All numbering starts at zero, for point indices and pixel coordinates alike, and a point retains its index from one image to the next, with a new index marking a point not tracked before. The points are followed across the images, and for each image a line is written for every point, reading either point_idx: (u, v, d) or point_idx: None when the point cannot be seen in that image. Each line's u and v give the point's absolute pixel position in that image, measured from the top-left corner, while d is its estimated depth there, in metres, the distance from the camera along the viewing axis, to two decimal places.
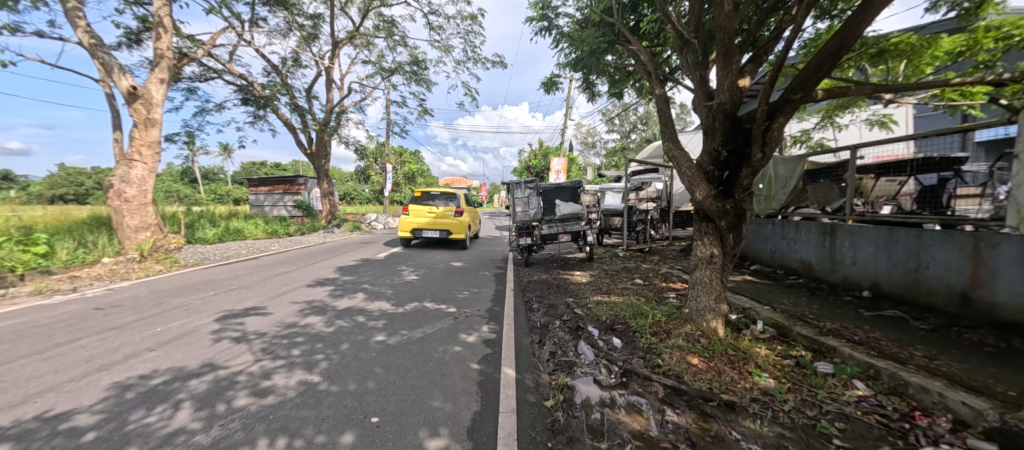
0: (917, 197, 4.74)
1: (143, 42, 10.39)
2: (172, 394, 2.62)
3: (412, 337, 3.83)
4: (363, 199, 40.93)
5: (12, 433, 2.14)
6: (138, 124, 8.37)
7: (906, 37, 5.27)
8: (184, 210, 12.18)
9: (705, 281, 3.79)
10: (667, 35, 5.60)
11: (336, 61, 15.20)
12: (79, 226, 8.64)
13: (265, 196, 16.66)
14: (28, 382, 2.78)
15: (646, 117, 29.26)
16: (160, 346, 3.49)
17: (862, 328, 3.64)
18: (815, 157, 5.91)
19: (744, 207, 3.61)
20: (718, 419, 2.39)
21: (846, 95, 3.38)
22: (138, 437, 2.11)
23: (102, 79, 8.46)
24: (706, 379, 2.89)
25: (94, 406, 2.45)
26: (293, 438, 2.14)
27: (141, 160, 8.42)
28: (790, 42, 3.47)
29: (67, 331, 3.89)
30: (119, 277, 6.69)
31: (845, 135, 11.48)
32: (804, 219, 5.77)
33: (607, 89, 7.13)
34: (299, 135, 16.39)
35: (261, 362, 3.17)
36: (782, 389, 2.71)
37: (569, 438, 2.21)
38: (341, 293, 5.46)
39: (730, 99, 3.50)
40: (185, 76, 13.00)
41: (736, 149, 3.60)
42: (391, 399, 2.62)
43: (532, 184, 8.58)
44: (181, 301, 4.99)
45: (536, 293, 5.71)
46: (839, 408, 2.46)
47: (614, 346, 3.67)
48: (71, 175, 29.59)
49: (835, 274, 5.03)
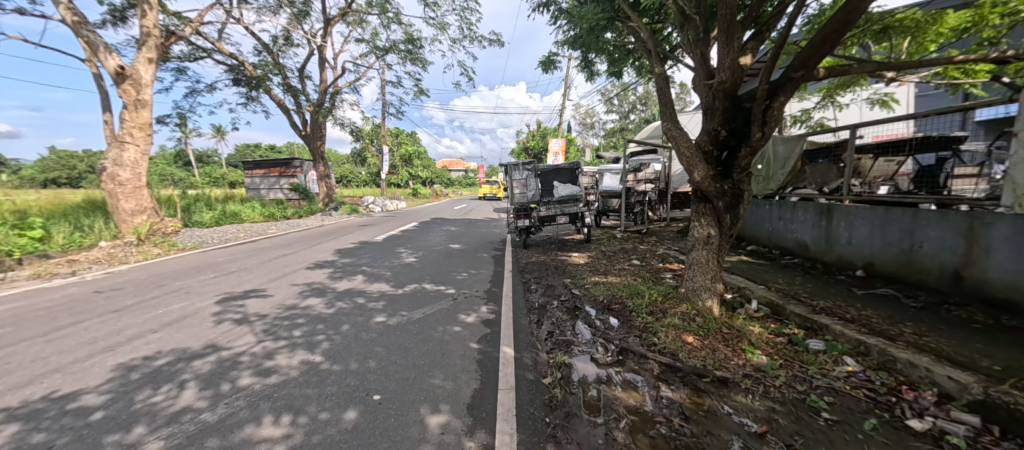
0: (914, 177, 4.69)
1: (128, 19, 10.03)
2: (177, 374, 2.66)
3: (412, 318, 3.88)
4: (360, 182, 40.61)
5: (22, 413, 2.19)
6: (127, 105, 8.15)
7: (911, 13, 5.13)
8: (179, 194, 12.08)
9: (701, 262, 3.83)
10: (668, 11, 5.45)
11: (329, 39, 14.73)
12: (74, 209, 8.57)
13: (260, 179, 16.44)
14: (32, 364, 2.81)
15: (646, 97, 28.91)
16: (163, 328, 3.54)
17: (855, 306, 3.70)
18: (814, 137, 5.90)
19: (742, 187, 3.59)
20: (711, 395, 2.46)
21: (847, 73, 3.32)
22: (146, 415, 2.16)
23: (89, 59, 8.21)
24: (701, 356, 2.96)
25: (101, 386, 2.49)
26: (298, 415, 2.20)
27: (134, 142, 8.29)
28: (794, 18, 3.37)
29: (69, 314, 3.93)
30: (118, 261, 6.69)
31: (846, 114, 11.41)
32: (802, 199, 5.78)
33: (607, 68, 6.97)
34: (293, 116, 16.06)
35: (263, 343, 3.22)
36: (775, 365, 2.78)
37: (566, 413, 2.28)
38: (341, 276, 5.49)
39: (730, 77, 3.41)
40: (173, 55, 12.62)
41: (735, 129, 3.61)
42: (392, 378, 2.67)
43: (530, 164, 8.45)
44: (180, 284, 5.03)
45: (535, 274, 5.76)
46: (829, 383, 2.53)
47: (610, 326, 3.74)
48: (63, 158, 28.95)
49: (829, 253, 5.09)
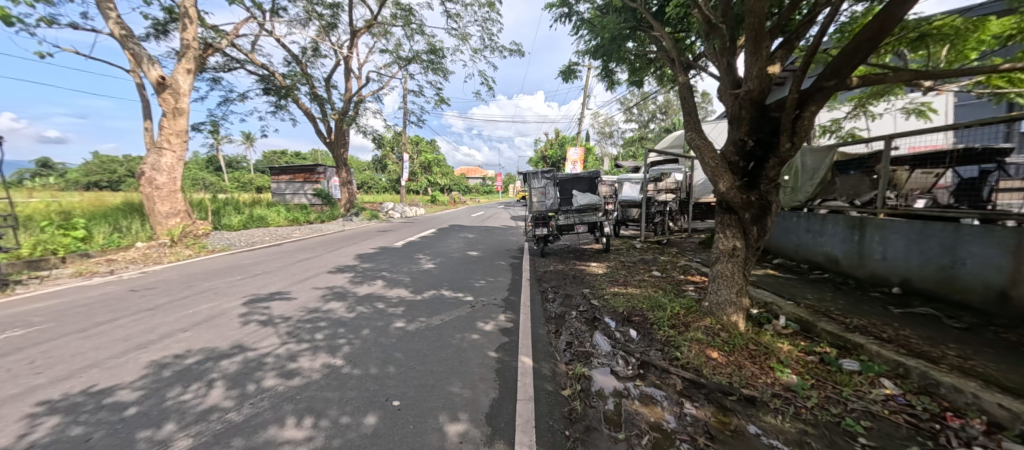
0: (953, 190, 4.43)
1: (169, 33, 10.62)
2: (205, 373, 2.74)
3: (430, 324, 3.89)
4: (380, 188, 41.59)
5: (62, 406, 2.29)
6: (167, 113, 8.59)
7: (950, 19, 4.90)
8: (210, 198, 12.59)
9: (726, 275, 3.72)
10: (692, 21, 5.39)
11: (354, 49, 15.19)
12: (113, 211, 9.05)
13: (286, 185, 17.05)
14: (72, 358, 2.94)
15: (666, 106, 28.62)
16: (192, 327, 3.64)
17: (892, 325, 3.52)
18: (845, 148, 5.66)
19: (769, 198, 3.46)
20: (738, 414, 2.37)
21: (881, 82, 3.22)
22: (175, 413, 2.23)
23: (133, 70, 8.71)
24: (726, 373, 2.86)
25: (135, 382, 2.59)
26: (319, 418, 2.23)
27: (170, 148, 8.68)
28: (825, 27, 3.26)
29: (106, 311, 4.11)
30: (153, 261, 6.99)
31: (878, 124, 10.96)
32: (831, 212, 5.54)
33: (627, 77, 6.92)
34: (319, 124, 16.56)
35: (286, 345, 3.28)
36: (806, 385, 2.66)
37: (586, 427, 2.23)
38: (362, 280, 5.58)
39: (758, 86, 3.33)
40: (210, 66, 13.28)
41: (762, 138, 3.51)
42: (411, 384, 2.68)
43: (550, 173, 8.22)
44: (209, 285, 5.20)
45: (552, 284, 5.71)
46: (865, 406, 2.40)
47: (630, 338, 3.66)
48: (105, 162, 30.54)
49: (862, 269, 4.87)
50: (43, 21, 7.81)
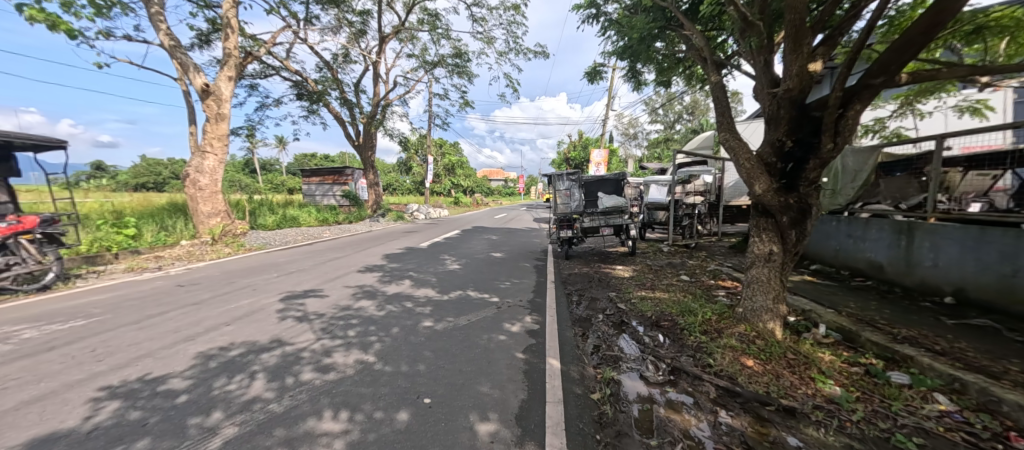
0: (1013, 192, 3.99)
1: (212, 42, 11.24)
2: (248, 365, 2.87)
3: (458, 324, 3.93)
4: (404, 191, 42.47)
5: (121, 391, 2.45)
6: (210, 119, 9.07)
7: (1010, 10, 4.56)
8: (247, 199, 13.20)
9: (762, 280, 3.59)
10: (726, 18, 5.26)
11: (383, 54, 15.60)
12: (160, 211, 9.63)
13: (316, 186, 17.68)
14: (129, 348, 3.14)
15: (693, 106, 28.00)
16: (234, 322, 3.82)
17: (945, 337, 3.30)
18: (891, 149, 5.36)
19: (810, 201, 3.31)
20: (777, 424, 2.28)
21: (935, 79, 3.02)
22: (221, 402, 2.34)
23: (180, 78, 9.26)
24: (763, 382, 2.76)
25: (185, 372, 2.74)
26: (354, 412, 2.29)
27: (213, 152, 9.16)
28: (873, 23, 3.10)
29: (156, 304, 4.38)
30: (195, 258, 7.39)
31: (926, 123, 10.31)
32: (875, 216, 5.27)
33: (655, 78, 6.82)
34: (348, 127, 17.10)
35: (321, 341, 3.39)
36: (850, 398, 2.53)
37: (617, 432, 2.19)
38: (390, 279, 5.71)
39: (798, 85, 3.21)
40: (248, 73, 13.96)
41: (802, 138, 3.38)
42: (441, 383, 2.71)
43: (574, 175, 8.13)
44: (248, 282, 5.45)
45: (577, 286, 5.66)
46: (916, 423, 2.25)
47: (660, 343, 3.58)
48: (151, 165, 32.48)
49: (909, 277, 4.60)
50: (102, 34, 8.42)
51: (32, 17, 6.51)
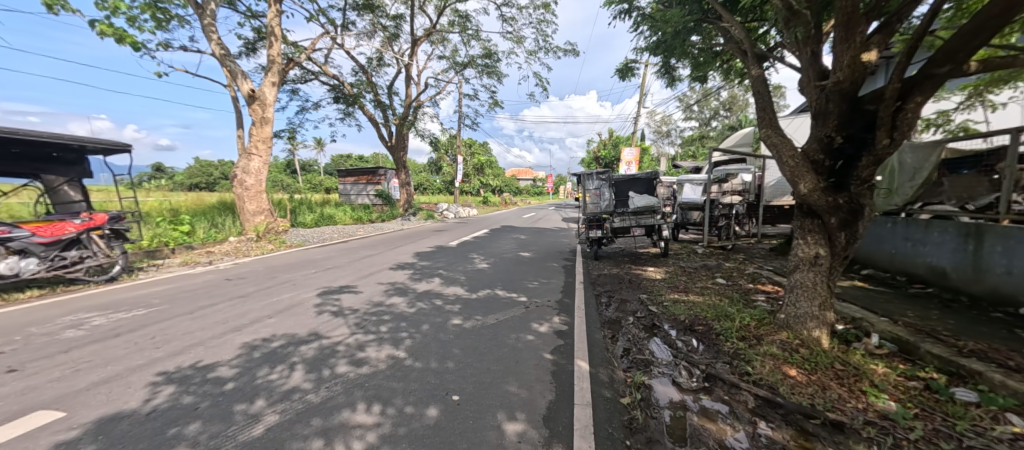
0: None
1: (257, 50, 11.93)
2: (287, 356, 3.04)
3: (486, 323, 3.98)
4: (433, 190, 43.38)
5: (177, 376, 2.67)
6: (255, 122, 9.64)
7: None
8: (288, 198, 13.96)
9: (807, 285, 3.40)
10: (769, 8, 5.00)
11: (415, 57, 15.97)
12: (211, 209, 10.38)
13: (351, 186, 18.45)
14: (183, 336, 3.41)
15: (731, 102, 26.80)
16: (276, 314, 4.06)
17: (1020, 352, 2.98)
18: (956, 144, 4.88)
19: (862, 201, 3.09)
20: (823, 440, 2.14)
21: (1012, 66, 2.72)
22: (264, 390, 2.49)
23: (230, 85, 9.92)
24: (807, 393, 2.60)
25: (232, 361, 2.94)
26: (386, 405, 2.37)
27: (258, 153, 9.72)
28: (937, 7, 2.83)
29: (207, 296, 4.73)
30: (242, 254, 7.90)
31: (1001, 115, 9.31)
32: (937, 218, 4.85)
33: (690, 72, 6.58)
34: (381, 129, 17.67)
35: (355, 335, 3.54)
36: (907, 414, 2.33)
37: (648, 438, 2.15)
38: (420, 277, 5.86)
39: (850, 76, 3.00)
40: (290, 79, 14.74)
41: (854, 134, 3.15)
42: (469, 380, 2.76)
43: (604, 174, 7.98)
44: (288, 277, 5.77)
45: (606, 288, 5.57)
46: (986, 445, 2.04)
47: (693, 348, 3.47)
48: (205, 166, 35.11)
49: (977, 284, 4.19)
50: (162, 46, 9.16)
51: (102, 32, 7.17)
